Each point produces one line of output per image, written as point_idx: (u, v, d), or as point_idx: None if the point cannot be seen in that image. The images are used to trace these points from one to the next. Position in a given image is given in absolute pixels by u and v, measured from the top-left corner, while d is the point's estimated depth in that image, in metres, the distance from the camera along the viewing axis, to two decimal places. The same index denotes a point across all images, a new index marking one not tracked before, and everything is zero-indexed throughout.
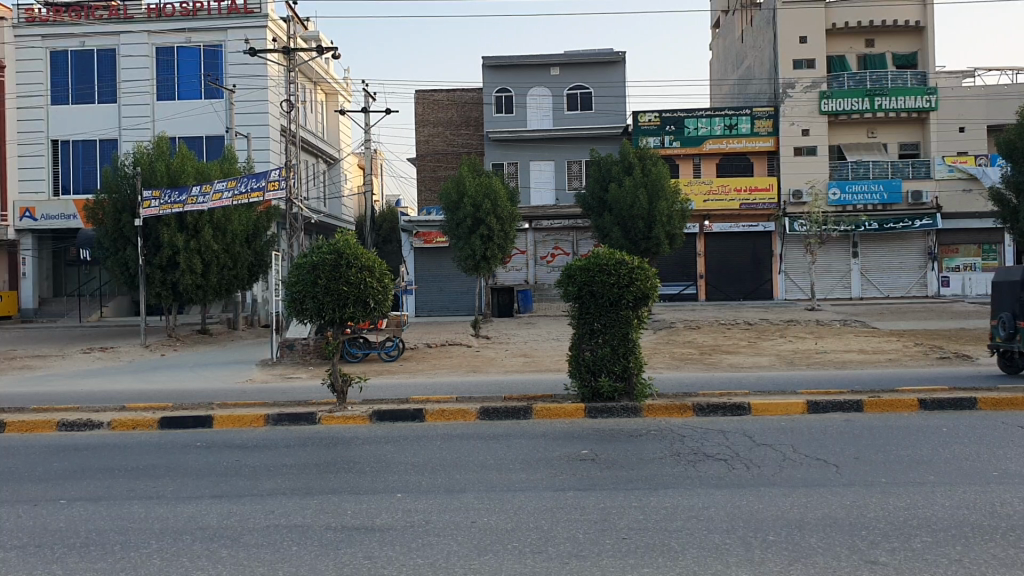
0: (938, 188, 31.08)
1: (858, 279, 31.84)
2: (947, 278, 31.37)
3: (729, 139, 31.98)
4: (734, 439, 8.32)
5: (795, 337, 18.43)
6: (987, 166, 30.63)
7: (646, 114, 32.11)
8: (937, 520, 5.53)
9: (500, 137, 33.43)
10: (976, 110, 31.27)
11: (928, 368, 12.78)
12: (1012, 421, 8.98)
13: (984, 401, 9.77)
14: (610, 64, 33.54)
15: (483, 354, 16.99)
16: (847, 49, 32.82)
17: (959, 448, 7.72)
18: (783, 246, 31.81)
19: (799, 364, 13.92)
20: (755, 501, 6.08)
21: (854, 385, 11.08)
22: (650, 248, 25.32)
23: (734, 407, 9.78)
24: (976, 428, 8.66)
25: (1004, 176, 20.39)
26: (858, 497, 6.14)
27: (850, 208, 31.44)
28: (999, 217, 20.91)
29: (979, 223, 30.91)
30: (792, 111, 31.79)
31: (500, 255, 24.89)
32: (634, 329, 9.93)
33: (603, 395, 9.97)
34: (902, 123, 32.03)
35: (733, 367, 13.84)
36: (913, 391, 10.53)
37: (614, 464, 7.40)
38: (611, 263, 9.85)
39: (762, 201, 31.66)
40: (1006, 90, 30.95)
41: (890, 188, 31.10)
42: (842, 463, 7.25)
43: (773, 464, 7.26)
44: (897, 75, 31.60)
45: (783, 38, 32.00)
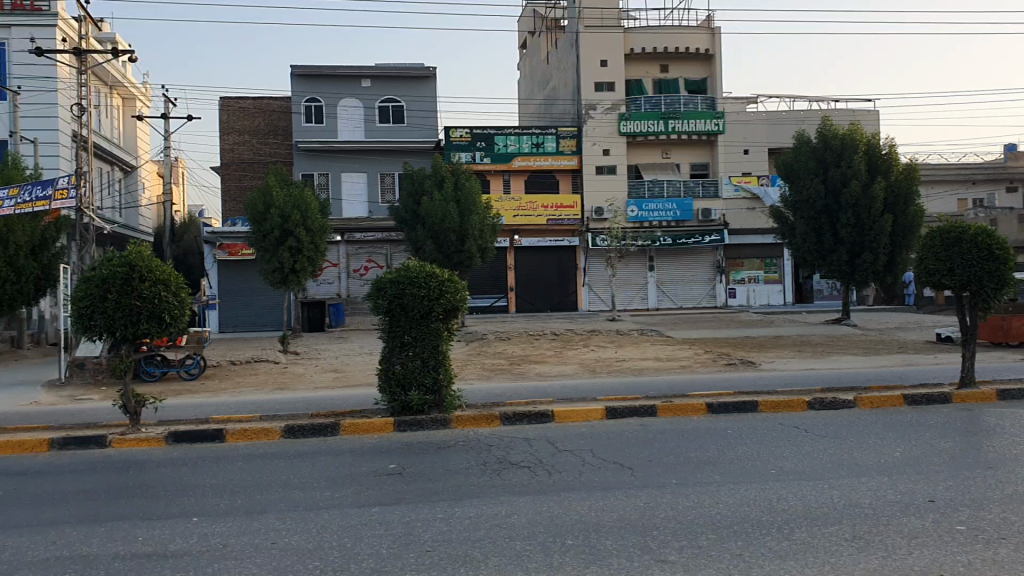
0: (725, 207, 33.38)
1: (654, 290, 33.60)
2: (733, 290, 33.63)
3: (536, 156, 32.84)
4: (538, 447, 8.59)
5: (597, 347, 19.18)
6: (768, 187, 33.19)
7: (457, 129, 32.34)
8: (720, 518, 5.91)
9: (311, 148, 32.81)
10: (759, 133, 33.78)
11: (715, 374, 13.69)
12: (787, 422, 9.74)
13: (764, 403, 10.56)
14: (421, 79, 33.79)
15: (291, 370, 16.64)
16: (644, 73, 34.62)
17: (741, 448, 8.33)
18: (586, 260, 33.18)
19: (599, 372, 14.46)
20: (552, 507, 6.32)
21: (650, 391, 11.65)
22: (463, 260, 25.64)
23: (539, 415, 10.10)
24: (755, 429, 9.34)
25: (820, 184, 24.28)
26: (649, 498, 6.49)
27: (646, 225, 33.11)
28: (811, 221, 24.67)
29: (761, 239, 33.41)
30: (593, 132, 33.09)
31: (310, 269, 24.37)
32: (443, 342, 10.02)
33: (412, 408, 9.99)
34: (692, 145, 34.20)
35: (538, 376, 14.30)
36: (701, 395, 11.22)
37: (419, 476, 7.47)
38: (420, 275, 9.90)
39: (567, 217, 32.82)
40: (783, 117, 33.54)
41: (682, 206, 33.14)
42: (635, 466, 7.64)
43: (572, 470, 7.55)
44: (688, 99, 33.73)
45: (585, 61, 33.39)
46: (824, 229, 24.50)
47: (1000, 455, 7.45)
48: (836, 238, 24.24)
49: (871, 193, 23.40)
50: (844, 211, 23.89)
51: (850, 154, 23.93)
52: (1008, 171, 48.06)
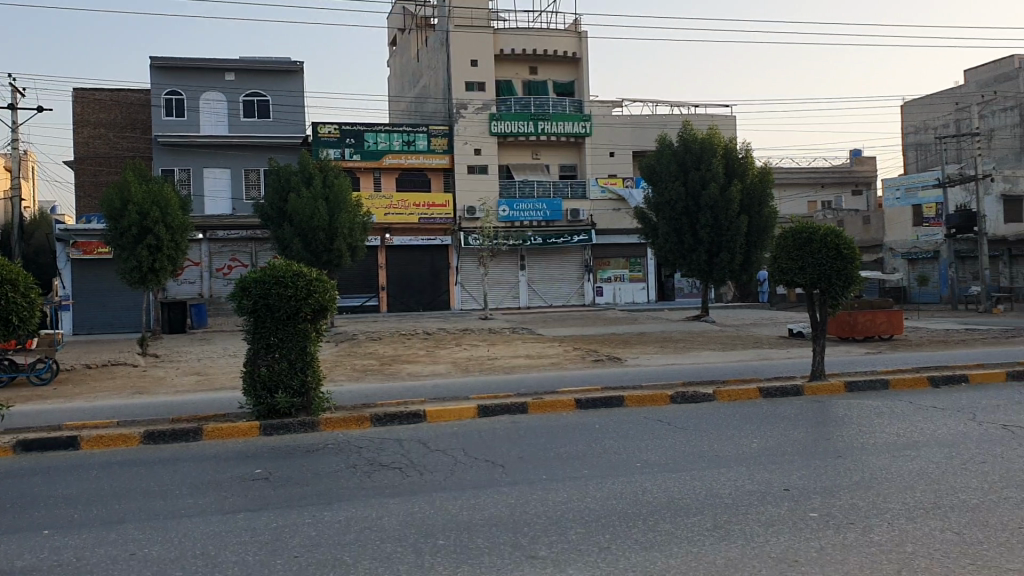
0: (592, 208, 34.39)
1: (525, 289, 34.16)
2: (600, 288, 34.69)
3: (406, 155, 32.63)
4: (409, 447, 8.56)
5: (469, 345, 19.27)
6: (632, 189, 34.38)
7: (325, 125, 31.66)
8: (588, 512, 6.04)
9: (171, 142, 31.59)
10: (624, 136, 34.91)
11: (583, 371, 14.00)
12: (652, 416, 10.05)
13: (630, 398, 10.86)
14: (288, 73, 33.07)
15: (152, 374, 15.97)
16: (513, 75, 35.39)
17: (608, 442, 8.55)
18: (458, 258, 33.41)
19: (470, 371, 14.55)
20: (423, 507, 6.31)
21: (520, 389, 11.79)
22: (332, 259, 25.22)
23: (409, 415, 10.05)
24: (622, 424, 9.60)
25: (680, 185, 25.09)
26: (520, 495, 6.57)
27: (517, 225, 33.50)
28: (672, 221, 25.45)
29: (627, 239, 34.54)
30: (464, 131, 33.30)
31: (170, 268, 23.43)
32: (311, 343, 9.82)
33: (279, 411, 9.79)
34: (560, 146, 35.02)
35: (410, 375, 14.25)
36: (571, 392, 11.44)
37: (287, 480, 7.32)
38: (287, 274, 9.68)
39: (439, 216, 32.93)
40: (645, 120, 34.90)
41: (552, 207, 33.76)
42: (506, 463, 7.72)
43: (444, 469, 7.56)
44: (556, 101, 34.57)
45: (455, 61, 33.58)
46: (685, 229, 25.31)
47: (848, 444, 7.91)
48: (697, 237, 25.11)
49: (729, 195, 24.45)
50: (703, 212, 24.83)
51: (709, 156, 24.87)
52: (853, 175, 50.96)
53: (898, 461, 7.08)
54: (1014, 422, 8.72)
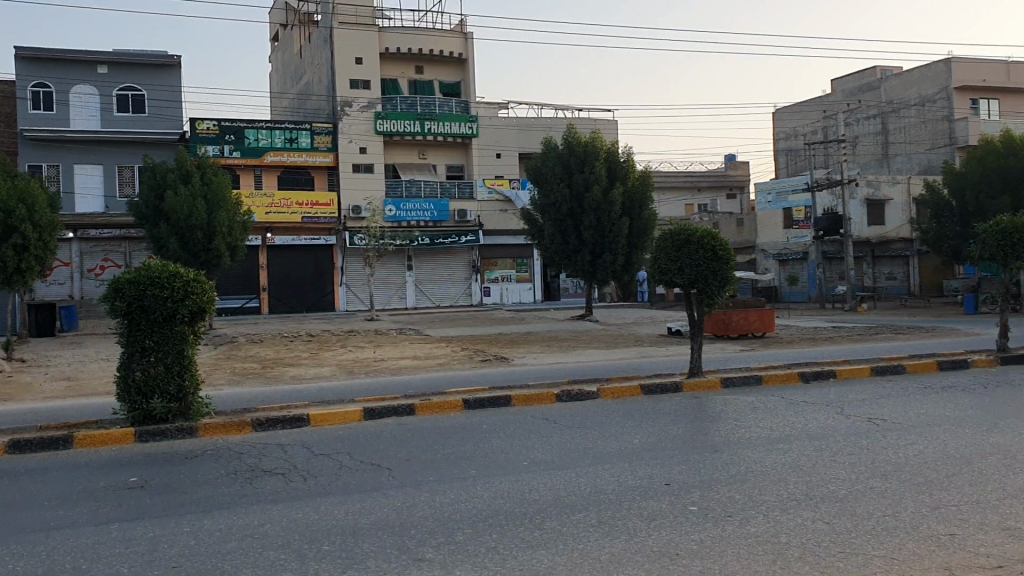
0: (478, 209, 35.05)
1: (412, 290, 34.50)
2: (488, 289, 35.47)
3: (289, 152, 32.10)
4: (293, 452, 8.38)
5: (354, 347, 19.06)
6: (519, 189, 35.38)
7: (203, 121, 30.73)
8: (475, 513, 6.04)
9: (38, 137, 30.03)
10: (508, 138, 35.56)
11: (468, 371, 14.06)
12: (539, 415, 10.16)
13: (516, 398, 10.93)
14: (165, 67, 31.93)
15: (15, 380, 15.10)
16: (399, 74, 35.38)
17: (495, 442, 8.58)
18: (343, 258, 33.19)
19: (356, 372, 14.40)
20: (307, 513, 6.19)
21: (407, 390, 11.73)
22: (210, 259, 24.53)
23: (293, 419, 9.84)
24: (509, 423, 9.66)
25: (563, 185, 25.39)
26: (406, 498, 6.52)
27: (404, 224, 33.80)
28: (557, 222, 25.73)
29: (513, 240, 35.57)
30: (350, 129, 33.14)
31: (38, 268, 22.22)
32: (189, 346, 9.48)
33: (156, 417, 9.41)
34: (447, 147, 35.36)
35: (293, 378, 13.98)
36: (457, 392, 11.44)
37: (165, 489, 7.06)
38: (163, 275, 9.33)
39: (323, 215, 32.61)
40: (531, 123, 35.74)
41: (439, 207, 34.27)
42: (392, 466, 7.65)
43: (328, 474, 7.42)
44: (442, 101, 34.85)
45: (340, 58, 33.46)
46: (569, 229, 25.64)
47: (725, 438, 8.19)
48: (580, 237, 25.50)
49: (611, 198, 24.98)
50: (587, 214, 25.26)
51: (592, 158, 25.32)
52: (728, 179, 52.83)
53: (772, 454, 7.36)
54: (878, 414, 9.22)
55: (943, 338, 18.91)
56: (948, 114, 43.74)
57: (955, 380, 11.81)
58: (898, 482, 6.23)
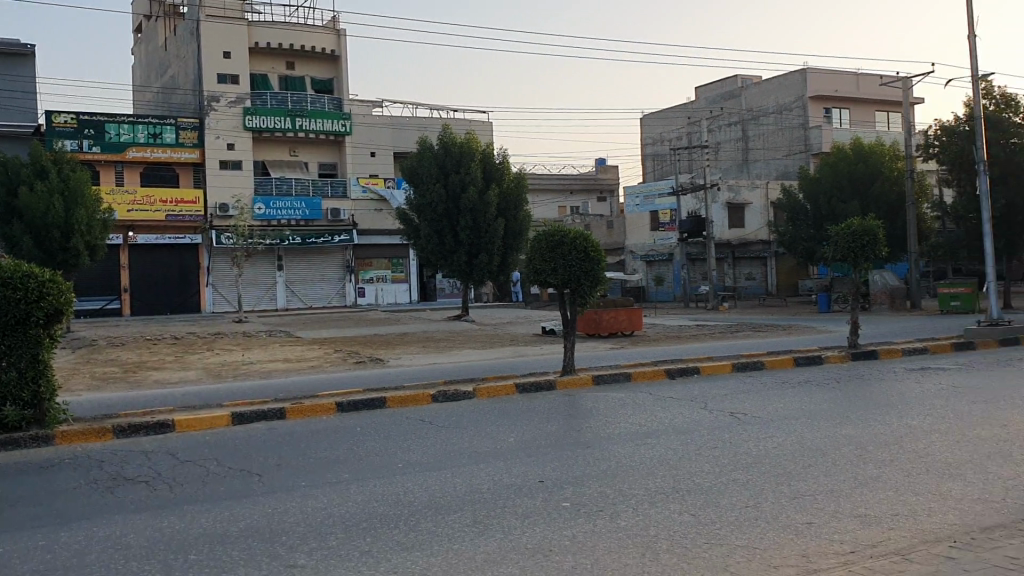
0: (353, 207, 34.63)
1: (282, 290, 33.99)
2: (362, 289, 35.13)
3: (152, 148, 31.11)
4: (158, 459, 8.08)
5: (222, 350, 18.50)
6: (394, 189, 35.09)
7: (59, 115, 29.57)
8: (349, 517, 5.97)
9: None
10: (382, 137, 35.30)
11: (341, 373, 13.87)
12: (415, 415, 10.13)
13: (391, 399, 10.84)
14: (18, 57, 30.26)
15: None
16: (269, 69, 34.58)
17: (369, 444, 8.50)
18: (210, 258, 32.29)
19: (223, 376, 13.97)
20: (173, 521, 5.98)
21: (278, 394, 11.47)
22: (68, 260, 23.42)
23: (158, 425, 9.48)
24: (384, 425, 9.60)
25: (439, 186, 25.35)
26: (278, 503, 6.39)
27: (274, 223, 33.12)
28: (432, 223, 25.68)
29: (389, 240, 35.32)
30: (217, 125, 32.25)
31: None
32: (45, 350, 8.97)
33: (7, 425, 8.88)
34: (320, 145, 34.72)
35: (157, 382, 13.46)
36: (330, 395, 11.27)
37: (18, 501, 6.67)
38: (17, 275, 8.75)
39: (189, 213, 31.64)
40: (405, 123, 35.59)
41: (311, 206, 33.70)
42: (263, 471, 7.48)
43: (196, 481, 7.19)
44: (315, 98, 34.18)
45: (206, 51, 32.40)
46: (445, 230, 25.66)
47: (597, 434, 8.37)
48: (455, 239, 25.57)
49: (487, 199, 25.19)
50: (463, 215, 25.37)
51: (468, 160, 25.42)
52: (599, 182, 53.94)
53: (641, 449, 7.57)
54: (740, 408, 9.61)
55: (798, 335, 19.90)
56: (803, 123, 46.03)
57: (811, 375, 12.43)
58: (759, 474, 6.51)
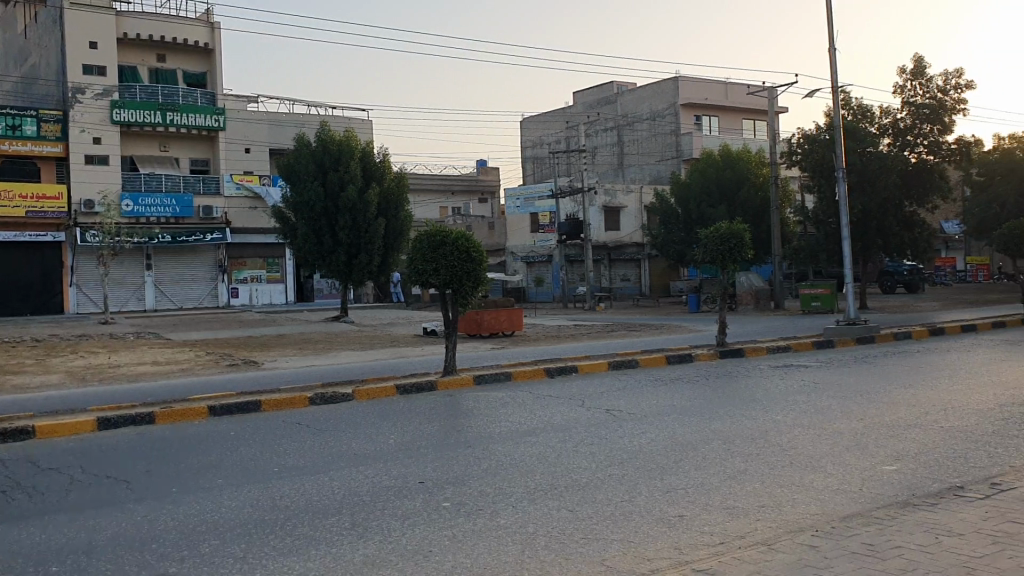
0: (227, 205, 33.76)
1: (152, 290, 32.80)
2: (235, 289, 34.21)
3: (12, 140, 29.62)
4: (16, 467, 7.66)
5: (88, 352, 17.66)
6: (269, 186, 34.39)
7: None
8: (223, 523, 5.81)
9: None
10: (258, 133, 34.46)
11: (215, 376, 13.46)
12: (292, 418, 9.93)
13: (267, 402, 10.60)
14: None
15: None
16: (138, 61, 33.26)
17: (245, 448, 8.29)
18: (74, 257, 30.99)
19: (89, 380, 13.33)
20: (33, 533, 5.68)
21: (148, 398, 11.04)
22: None
23: (15, 432, 8.97)
24: (261, 428, 9.37)
25: (318, 184, 24.93)
26: (147, 510, 6.16)
27: (143, 221, 31.99)
28: (310, 222, 25.22)
29: (264, 239, 34.52)
30: (83, 118, 30.91)
31: None
32: None
33: None
34: (191, 140, 33.75)
35: (16, 387, 12.72)
36: (203, 399, 10.92)
37: None
38: None
39: (51, 209, 30.17)
40: (283, 119, 34.84)
41: (182, 202, 32.66)
42: (131, 478, 7.19)
43: (59, 489, 6.86)
44: (187, 92, 33.16)
45: (70, 41, 30.92)
46: (323, 229, 25.24)
47: (477, 434, 8.41)
48: (333, 238, 25.21)
49: (367, 199, 24.94)
50: (342, 215, 25.05)
51: (348, 158, 25.10)
52: (479, 184, 54.13)
53: (520, 448, 7.65)
54: (616, 405, 9.84)
55: (672, 335, 20.49)
56: (675, 129, 47.48)
57: (683, 373, 12.84)
58: (633, 469, 6.68)
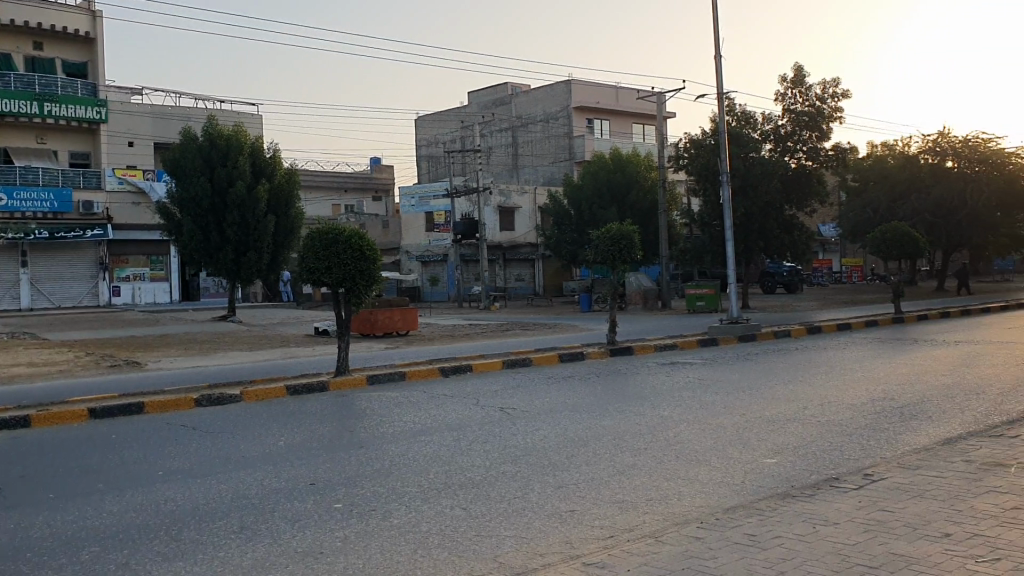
0: (108, 200, 32.45)
1: (27, 288, 31.33)
2: (117, 288, 33.07)
3: None
4: None
5: None
6: (154, 181, 33.32)
7: None
8: (104, 528, 5.61)
9: None
10: (143, 126, 33.27)
11: (96, 377, 12.94)
12: (178, 420, 9.65)
13: (150, 404, 10.26)
14: None
15: None
16: (13, 48, 31.65)
17: (127, 451, 8.00)
18: None
19: None
20: None
21: (23, 400, 10.53)
22: None
23: None
24: (144, 431, 9.06)
25: (205, 179, 24.25)
26: (22, 518, 5.89)
27: (18, 216, 30.42)
28: (196, 219, 24.50)
29: (148, 236, 33.39)
30: None
31: None
32: None
33: None
34: (71, 132, 32.28)
35: None
36: (82, 401, 10.49)
37: None
38: None
39: None
40: (169, 112, 33.78)
41: (60, 198, 31.11)
42: (4, 484, 6.85)
43: None
44: (66, 83, 31.83)
45: None
46: (210, 226, 24.57)
47: (369, 434, 8.35)
48: (221, 235, 24.57)
49: (256, 195, 24.40)
50: (230, 212, 24.44)
51: (236, 153, 24.50)
52: (372, 182, 53.66)
53: (413, 447, 7.63)
54: (510, 403, 9.94)
55: (564, 334, 20.78)
56: (567, 131, 48.16)
57: (574, 371, 13.06)
58: (526, 466, 6.76)
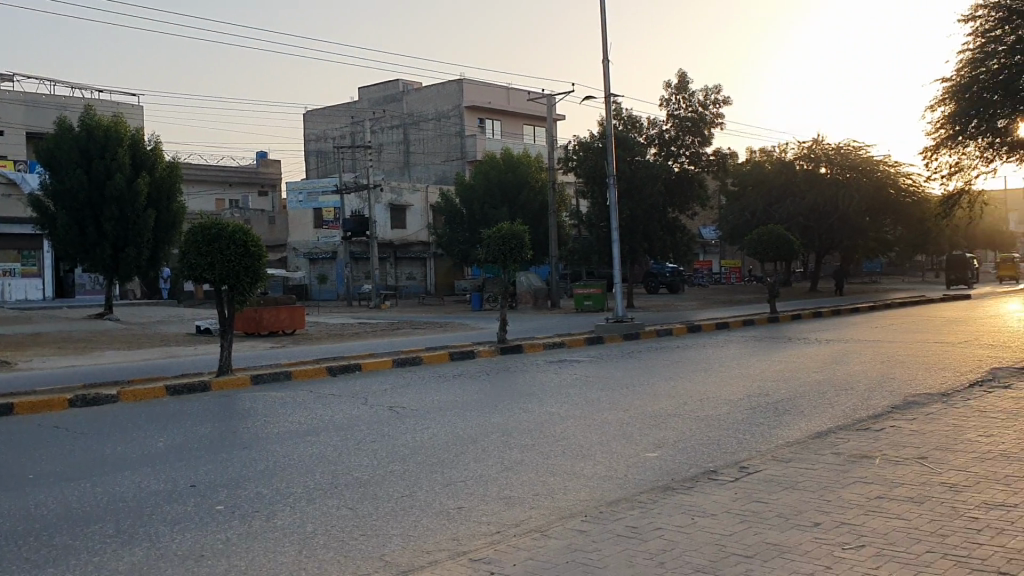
0: None
1: None
2: None
3: None
4: None
5: None
6: (25, 172, 32.09)
7: None
8: None
9: None
10: (12, 114, 32.38)
11: None
12: (50, 421, 9.24)
13: (19, 405, 9.79)
14: None
15: None
16: None
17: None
18: None
19: None
20: None
21: None
22: None
23: None
24: (12, 434, 8.64)
25: (82, 171, 23.22)
26: None
27: None
28: (72, 212, 23.42)
29: (18, 229, 31.74)
30: None
31: None
32: None
33: None
34: None
35: None
36: None
37: None
38: None
39: None
40: (41, 101, 32.95)
41: None
42: None
43: None
44: None
45: None
46: (87, 220, 23.52)
47: (254, 435, 8.19)
48: (99, 230, 23.57)
49: (136, 188, 23.52)
50: (108, 206, 23.48)
51: (115, 144, 23.56)
52: (259, 177, 52.49)
53: (299, 447, 7.52)
54: (399, 402, 9.91)
55: (454, 333, 20.80)
56: (459, 131, 48.21)
57: (463, 369, 13.09)
58: (414, 465, 6.76)
